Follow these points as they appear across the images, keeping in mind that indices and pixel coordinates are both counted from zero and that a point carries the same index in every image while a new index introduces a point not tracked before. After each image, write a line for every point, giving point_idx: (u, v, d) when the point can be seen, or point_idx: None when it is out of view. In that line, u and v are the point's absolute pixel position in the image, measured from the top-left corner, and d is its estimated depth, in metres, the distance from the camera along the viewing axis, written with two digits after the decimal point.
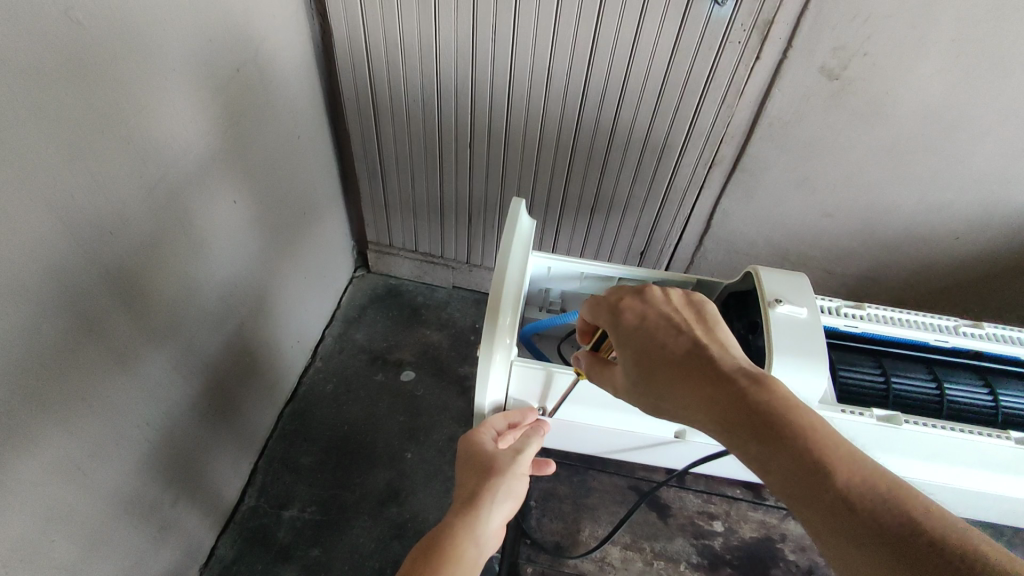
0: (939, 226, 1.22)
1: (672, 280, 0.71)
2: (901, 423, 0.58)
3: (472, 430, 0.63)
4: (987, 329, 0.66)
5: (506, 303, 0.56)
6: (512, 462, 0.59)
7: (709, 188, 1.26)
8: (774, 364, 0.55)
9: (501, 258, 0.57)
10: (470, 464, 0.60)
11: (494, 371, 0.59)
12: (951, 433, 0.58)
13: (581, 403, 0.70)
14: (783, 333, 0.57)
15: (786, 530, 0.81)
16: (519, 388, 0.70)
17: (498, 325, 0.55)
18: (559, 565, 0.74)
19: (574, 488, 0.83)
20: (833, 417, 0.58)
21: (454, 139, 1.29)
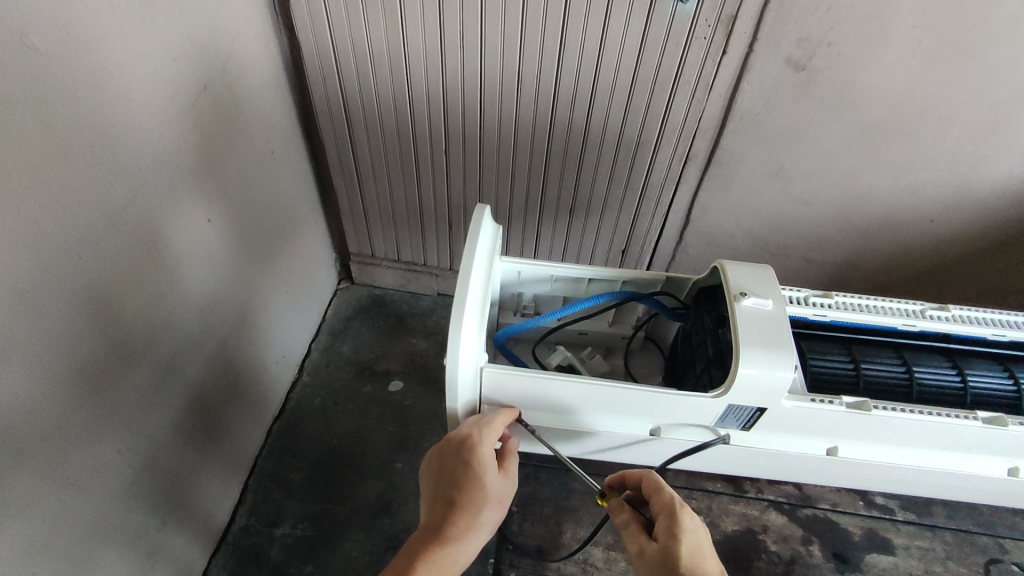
0: (916, 209, 1.23)
1: (643, 278, 0.68)
2: (872, 410, 0.57)
3: (485, 443, 0.58)
4: (954, 311, 0.66)
5: (469, 313, 0.54)
6: (507, 488, 0.60)
7: (685, 182, 1.26)
8: (742, 357, 0.54)
9: (468, 249, 0.57)
10: (473, 484, 0.57)
11: (467, 367, 0.56)
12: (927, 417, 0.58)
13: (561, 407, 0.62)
14: (749, 326, 0.56)
15: (768, 521, 0.75)
16: (494, 390, 0.61)
17: (468, 308, 0.54)
18: (543, 568, 0.73)
19: (554, 491, 0.82)
20: (804, 407, 0.57)
21: (430, 148, 1.29)
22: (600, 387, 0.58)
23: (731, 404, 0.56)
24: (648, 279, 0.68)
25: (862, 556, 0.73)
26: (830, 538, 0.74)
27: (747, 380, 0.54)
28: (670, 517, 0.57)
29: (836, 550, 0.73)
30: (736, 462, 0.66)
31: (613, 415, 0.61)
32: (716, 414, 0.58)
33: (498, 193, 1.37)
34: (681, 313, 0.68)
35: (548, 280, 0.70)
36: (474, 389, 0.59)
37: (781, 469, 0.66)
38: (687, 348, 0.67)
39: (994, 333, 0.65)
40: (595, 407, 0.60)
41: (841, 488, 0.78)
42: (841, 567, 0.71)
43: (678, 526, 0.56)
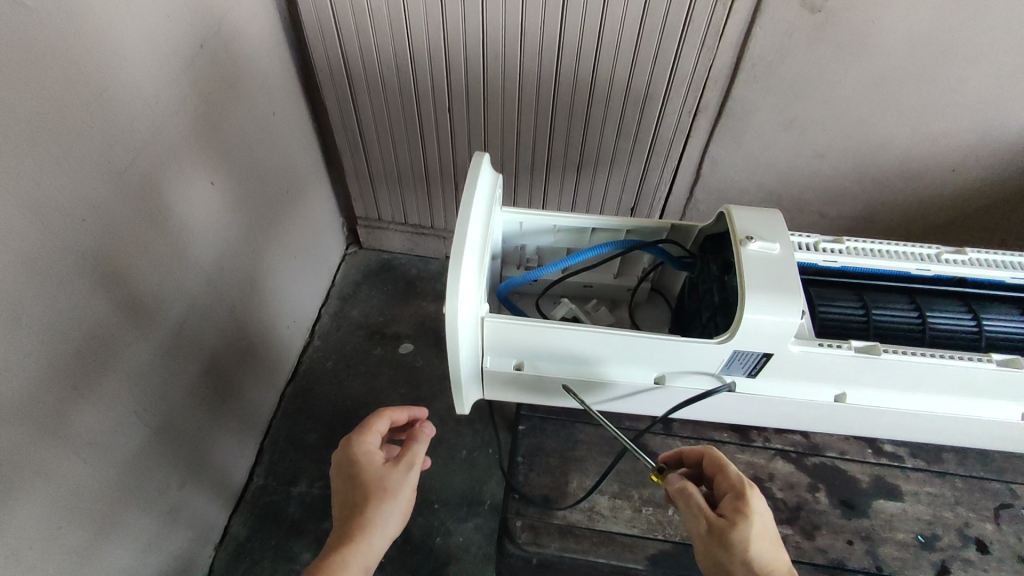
0: (937, 156, 1.19)
1: (642, 227, 0.66)
2: (884, 353, 0.55)
3: (360, 442, 0.66)
4: (970, 254, 0.64)
5: (469, 258, 0.52)
6: (401, 476, 0.64)
7: (696, 134, 1.23)
8: (749, 303, 0.51)
9: (469, 192, 0.55)
10: (355, 482, 0.64)
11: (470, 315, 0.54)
12: (940, 360, 0.56)
13: (564, 356, 0.60)
14: (756, 270, 0.53)
15: (775, 470, 0.71)
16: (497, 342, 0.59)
17: (468, 251, 0.52)
18: (548, 518, 0.65)
19: (559, 440, 0.73)
20: (815, 353, 0.55)
21: (433, 107, 1.27)
22: (612, 334, 0.56)
23: (736, 350, 0.55)
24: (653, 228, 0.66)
25: (868, 503, 0.69)
26: (838, 487, 0.70)
27: (754, 325, 0.52)
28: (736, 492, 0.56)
29: (843, 497, 0.69)
30: (742, 410, 0.65)
31: (621, 364, 0.59)
32: (720, 360, 0.56)
33: (503, 152, 1.34)
34: (687, 263, 0.66)
35: (550, 231, 0.67)
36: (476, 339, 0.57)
37: (786, 417, 0.65)
38: (693, 298, 0.66)
39: (1010, 275, 0.63)
40: (604, 356, 0.58)
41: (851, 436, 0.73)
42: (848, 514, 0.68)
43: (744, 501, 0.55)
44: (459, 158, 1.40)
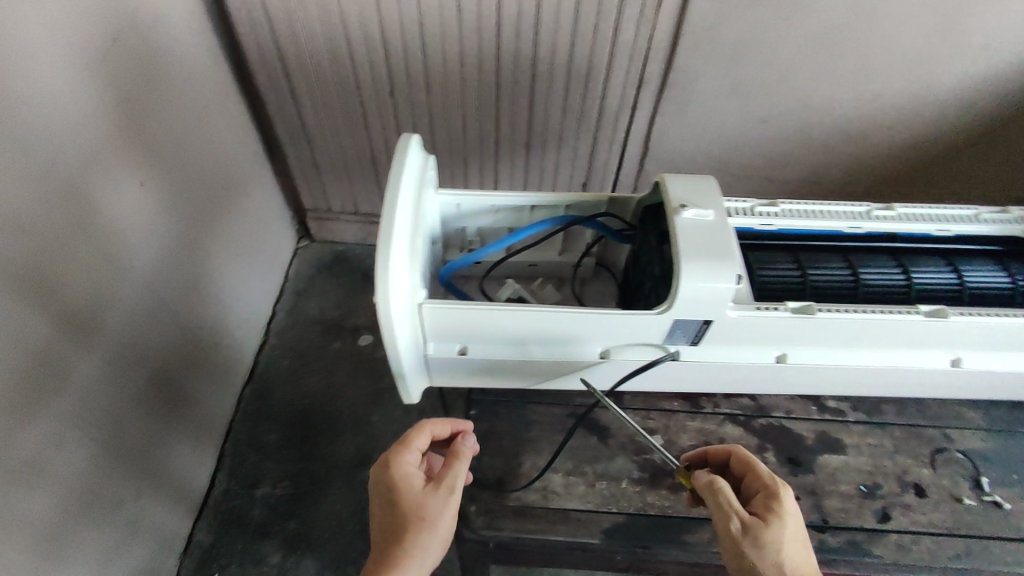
0: (873, 116, 1.22)
1: (593, 200, 0.62)
2: (817, 313, 0.53)
3: (396, 461, 0.55)
4: (902, 210, 0.62)
5: (399, 232, 0.49)
6: (441, 503, 0.53)
7: (642, 106, 1.22)
8: (683, 273, 0.50)
9: (397, 166, 0.52)
10: (393, 508, 0.54)
11: (408, 297, 0.50)
12: (879, 315, 0.53)
13: (509, 339, 0.57)
14: (690, 238, 0.51)
15: (726, 433, 0.65)
16: (441, 329, 0.56)
17: (399, 224, 0.49)
18: (501, 502, 0.59)
19: (511, 422, 0.65)
20: (747, 315, 0.53)
21: (374, 92, 1.23)
22: (556, 312, 0.53)
23: (676, 319, 0.53)
24: (590, 202, 0.62)
25: (816, 459, 0.63)
26: (787, 445, 0.64)
27: (690, 294, 0.50)
28: (767, 491, 0.51)
29: (790, 455, 0.64)
30: (685, 380, 0.63)
31: (568, 346, 0.57)
32: (663, 330, 0.54)
33: (451, 133, 1.31)
34: (627, 236, 0.64)
35: (487, 210, 0.63)
36: (414, 324, 0.53)
37: (727, 382, 0.63)
38: (637, 270, 0.64)
39: (938, 228, 0.61)
40: (549, 337, 0.56)
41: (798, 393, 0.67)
42: (801, 473, 0.63)
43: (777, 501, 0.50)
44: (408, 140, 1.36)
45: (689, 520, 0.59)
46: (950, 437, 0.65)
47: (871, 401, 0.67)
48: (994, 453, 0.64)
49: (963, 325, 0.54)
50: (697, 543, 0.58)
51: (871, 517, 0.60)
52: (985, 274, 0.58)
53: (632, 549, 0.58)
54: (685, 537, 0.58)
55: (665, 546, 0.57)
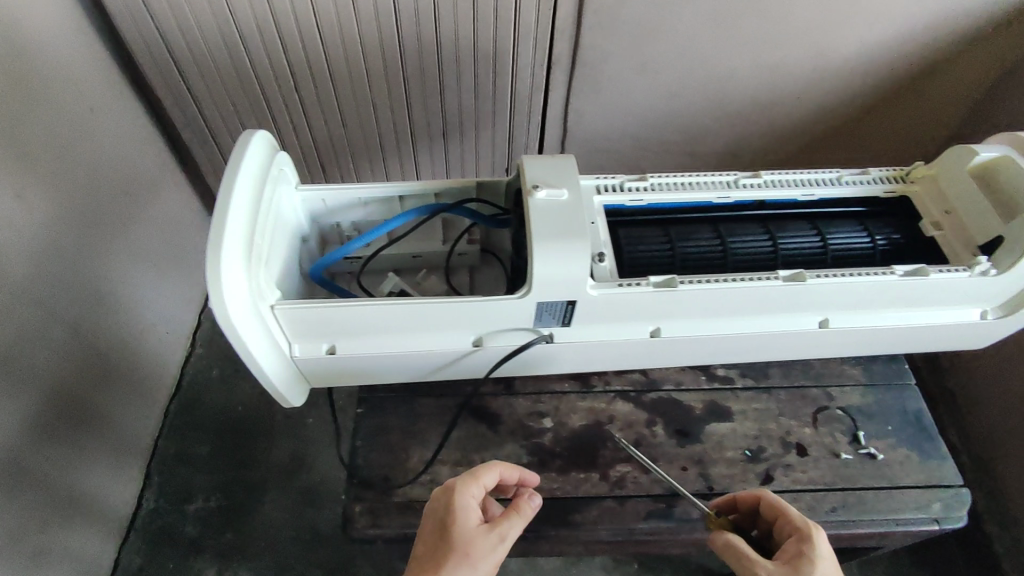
0: (781, 98, 1.15)
1: (463, 187, 0.60)
2: (679, 285, 0.53)
3: (460, 488, 0.51)
4: (769, 176, 0.62)
5: (236, 232, 0.46)
6: (489, 548, 0.49)
7: (555, 85, 1.13)
8: (536, 256, 0.49)
9: (235, 159, 0.50)
10: (441, 535, 0.49)
11: (255, 299, 0.48)
12: (740, 284, 0.54)
13: (376, 333, 0.55)
14: (543, 218, 0.50)
15: (615, 411, 0.65)
16: (303, 329, 0.54)
17: (233, 223, 0.46)
18: (387, 499, 0.59)
19: (400, 417, 0.64)
20: (610, 294, 0.52)
21: (250, 86, 1.07)
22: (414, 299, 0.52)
23: (539, 302, 0.52)
24: (458, 187, 0.60)
25: (704, 428, 0.64)
26: (676, 417, 0.65)
27: (546, 275, 0.50)
28: (801, 535, 0.50)
29: (680, 427, 0.64)
30: (570, 362, 0.62)
31: (439, 333, 0.56)
32: (529, 314, 0.54)
33: (364, 129, 1.17)
34: (502, 220, 0.62)
35: (355, 203, 0.61)
36: (269, 327, 0.51)
37: (612, 360, 0.63)
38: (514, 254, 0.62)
39: (804, 193, 0.61)
40: (418, 327, 0.55)
41: (686, 365, 0.67)
42: (688, 444, 0.63)
43: (812, 546, 0.49)
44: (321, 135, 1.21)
45: (578, 501, 0.59)
46: (832, 394, 0.67)
47: (759, 365, 0.68)
48: (872, 406, 0.66)
49: (823, 287, 0.55)
50: (585, 523, 0.58)
51: (754, 481, 0.61)
52: (845, 235, 0.60)
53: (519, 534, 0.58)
54: (574, 518, 0.58)
55: (554, 528, 0.58)
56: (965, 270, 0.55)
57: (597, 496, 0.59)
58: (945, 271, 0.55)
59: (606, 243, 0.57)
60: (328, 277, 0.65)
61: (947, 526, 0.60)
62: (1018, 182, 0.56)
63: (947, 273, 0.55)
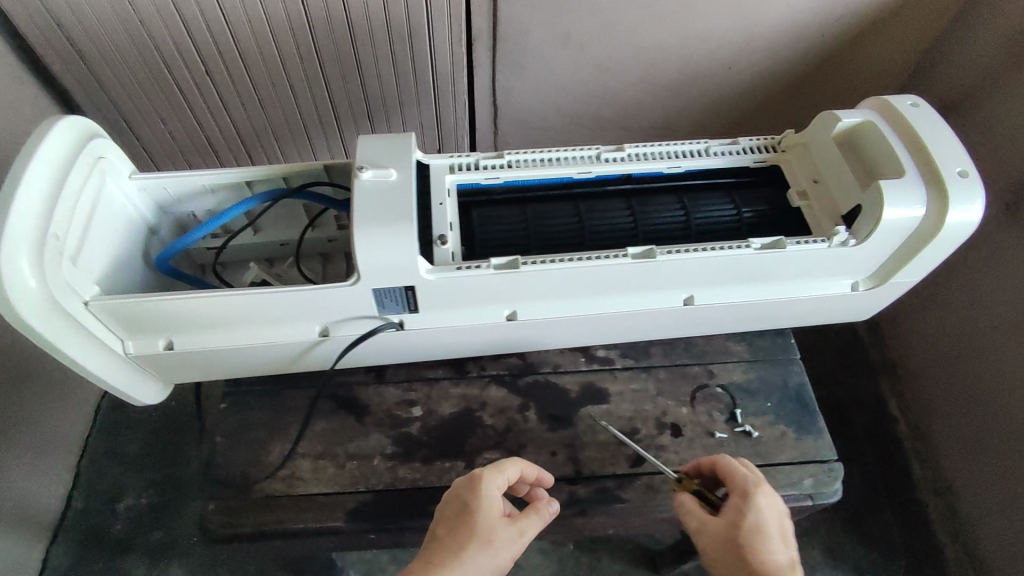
0: (713, 73, 1.05)
1: (311, 169, 0.57)
2: (521, 267, 0.51)
3: (488, 477, 0.50)
4: (634, 149, 0.60)
5: (24, 220, 0.44)
6: (508, 541, 0.49)
7: (478, 60, 0.97)
8: (357, 240, 0.47)
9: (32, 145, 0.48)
10: (462, 521, 0.49)
11: (60, 292, 0.46)
12: (585, 264, 0.51)
13: (211, 326, 0.53)
14: (366, 201, 0.48)
15: (488, 396, 0.63)
16: (131, 325, 0.52)
17: (18, 211, 0.44)
18: (243, 497, 0.57)
19: (265, 411, 0.62)
20: (446, 278, 0.50)
21: (105, 74, 0.88)
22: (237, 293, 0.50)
23: (373, 288, 0.50)
24: (305, 170, 0.57)
25: (577, 412, 0.62)
26: (550, 402, 0.63)
27: (371, 261, 0.48)
28: (744, 496, 0.51)
29: (553, 411, 0.62)
30: (434, 347, 0.60)
31: (280, 324, 0.54)
32: (368, 302, 0.52)
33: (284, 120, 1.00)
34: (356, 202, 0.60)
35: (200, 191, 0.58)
36: (86, 323, 0.49)
37: (478, 345, 0.61)
38: None
39: (670, 165, 0.59)
40: (253, 319, 0.53)
41: (563, 346, 0.65)
42: (559, 428, 0.62)
43: (753, 509, 0.50)
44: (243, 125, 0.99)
45: (440, 490, 0.58)
46: (712, 371, 0.65)
47: (640, 344, 0.67)
48: (753, 383, 0.65)
49: (675, 263, 0.53)
50: None
51: (624, 464, 0.59)
52: (709, 207, 0.58)
53: (380, 526, 0.56)
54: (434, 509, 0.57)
55: (413, 519, 0.56)
56: (824, 241, 0.53)
57: None
58: (802, 244, 0.53)
59: (453, 224, 0.54)
60: (182, 265, 0.63)
61: (820, 502, 0.58)
62: (880, 149, 0.54)
63: (805, 245, 0.53)
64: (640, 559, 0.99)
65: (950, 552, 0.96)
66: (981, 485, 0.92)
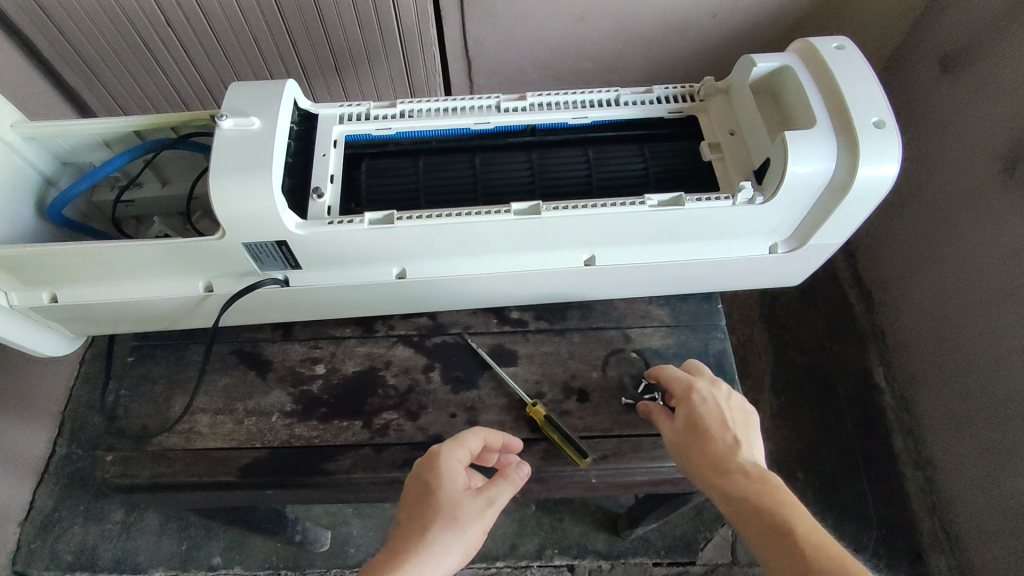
0: (712, 20, 0.90)
1: (198, 119, 0.55)
2: (394, 222, 0.48)
3: (446, 451, 0.46)
4: (538, 97, 0.56)
5: None
6: (477, 513, 0.43)
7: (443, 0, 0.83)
8: (213, 193, 0.46)
9: None
10: (423, 500, 0.44)
11: None
12: (465, 219, 0.49)
13: (91, 281, 0.54)
14: (224, 152, 0.47)
15: (394, 356, 0.62)
16: (10, 279, 0.53)
17: None
18: (141, 450, 0.57)
19: (171, 365, 0.62)
20: (318, 233, 0.48)
21: (51, 15, 0.76)
22: (102, 248, 0.49)
23: (244, 243, 0.49)
24: (192, 121, 0.56)
25: (482, 374, 0.61)
26: (457, 363, 0.61)
27: (233, 215, 0.46)
28: (679, 397, 0.52)
29: (458, 373, 0.61)
30: (332, 304, 0.59)
31: (162, 277, 0.54)
32: (245, 255, 0.51)
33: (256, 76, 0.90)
34: None
35: (89, 141, 0.57)
36: None
37: (379, 302, 0.59)
38: None
39: (575, 115, 0.55)
40: (132, 271, 0.53)
41: (473, 307, 0.63)
42: (461, 391, 0.60)
43: (688, 405, 0.51)
44: (216, 81, 0.90)
45: (335, 448, 0.57)
46: (629, 336, 0.63)
47: (556, 306, 0.64)
48: (671, 348, 0.62)
49: (564, 220, 0.50)
50: (337, 471, 0.55)
51: (524, 428, 0.57)
52: (614, 160, 0.54)
53: (271, 483, 0.55)
54: (327, 466, 0.56)
55: (306, 477, 0.55)
56: (728, 199, 0.49)
57: (356, 444, 0.57)
58: (702, 201, 0.49)
59: (334, 176, 0.52)
60: (83, 217, 0.62)
61: None
62: (794, 94, 0.50)
63: (705, 202, 0.49)
64: (604, 522, 0.93)
65: (925, 527, 0.89)
66: (960, 459, 0.84)
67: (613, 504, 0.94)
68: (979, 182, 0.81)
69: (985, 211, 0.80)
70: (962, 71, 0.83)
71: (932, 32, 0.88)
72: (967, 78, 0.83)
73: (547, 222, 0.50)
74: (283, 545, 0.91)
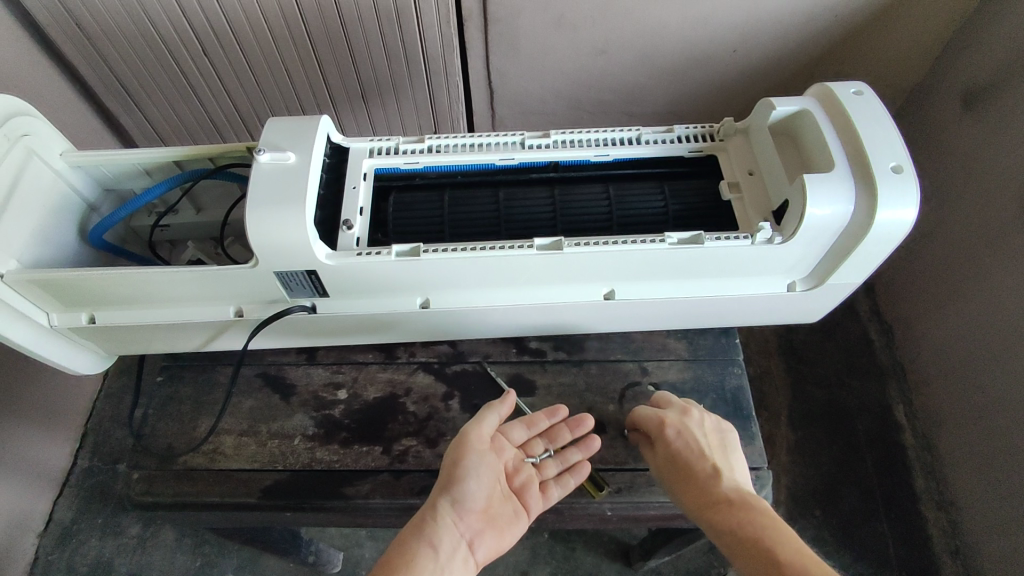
0: (731, 55, 0.92)
1: (234, 151, 0.58)
2: (420, 255, 0.50)
3: None
4: (561, 134, 0.57)
5: None
6: (449, 454, 0.50)
7: (470, 35, 0.86)
8: (248, 224, 0.48)
9: None
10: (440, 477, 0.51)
11: None
12: (487, 253, 0.50)
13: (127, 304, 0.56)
14: (261, 185, 0.49)
15: (414, 382, 0.63)
16: (51, 301, 0.55)
17: None
18: (166, 469, 0.58)
19: (198, 386, 0.64)
20: (346, 263, 0.50)
21: (94, 40, 0.80)
22: (141, 274, 0.51)
23: (275, 271, 0.51)
24: (228, 153, 0.58)
25: None
26: (475, 392, 0.62)
27: (266, 245, 0.48)
28: (655, 434, 0.54)
29: (476, 401, 0.62)
30: (356, 330, 0.61)
31: (195, 302, 0.56)
32: (275, 283, 0.53)
33: (286, 103, 0.93)
34: None
35: (131, 169, 0.59)
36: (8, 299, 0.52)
37: (401, 329, 0.61)
38: None
39: (597, 153, 0.56)
40: (166, 295, 0.55)
41: (494, 336, 0.64)
42: None
43: (664, 442, 0.53)
44: (247, 108, 0.93)
45: (354, 473, 0.58)
46: (647, 369, 0.63)
47: (574, 338, 0.65)
48: (688, 383, 0.62)
49: (583, 256, 0.51)
50: (355, 496, 0.56)
51: None
52: (635, 197, 0.55)
53: (289, 504, 0.57)
54: (346, 491, 0.57)
55: (323, 500, 0.56)
56: (747, 238, 0.50)
57: (375, 470, 0.58)
58: (721, 240, 0.50)
59: (363, 209, 0.54)
60: (122, 241, 0.64)
61: None
62: (813, 138, 0.51)
63: (724, 241, 0.50)
64: (617, 554, 0.92)
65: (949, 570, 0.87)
66: (985, 501, 0.82)
67: (627, 535, 0.93)
68: (1001, 219, 0.81)
69: (1008, 248, 0.80)
70: (985, 109, 0.84)
71: (954, 70, 0.89)
72: (990, 115, 0.82)
73: (566, 258, 0.51)
74: (297, 566, 0.91)
